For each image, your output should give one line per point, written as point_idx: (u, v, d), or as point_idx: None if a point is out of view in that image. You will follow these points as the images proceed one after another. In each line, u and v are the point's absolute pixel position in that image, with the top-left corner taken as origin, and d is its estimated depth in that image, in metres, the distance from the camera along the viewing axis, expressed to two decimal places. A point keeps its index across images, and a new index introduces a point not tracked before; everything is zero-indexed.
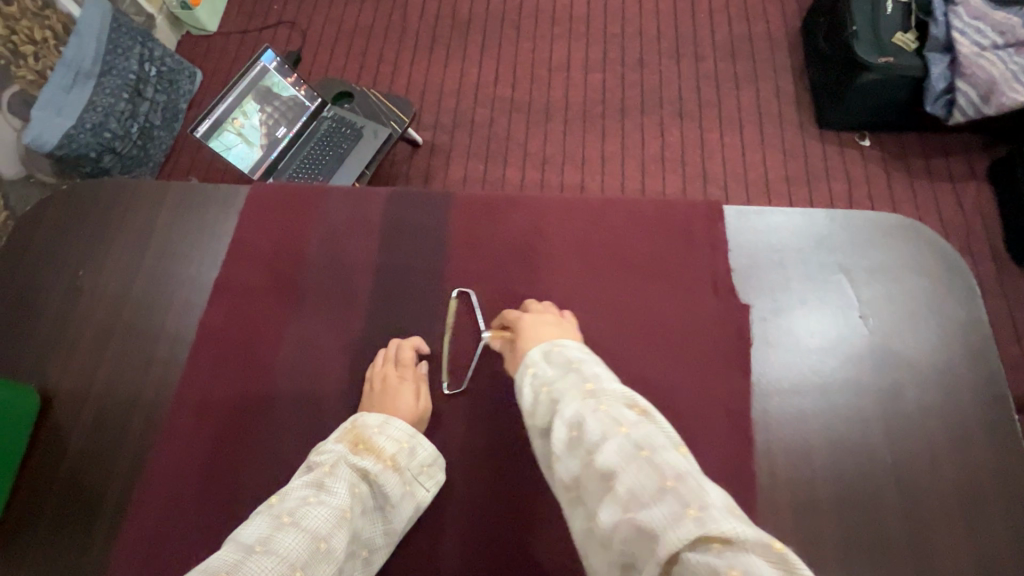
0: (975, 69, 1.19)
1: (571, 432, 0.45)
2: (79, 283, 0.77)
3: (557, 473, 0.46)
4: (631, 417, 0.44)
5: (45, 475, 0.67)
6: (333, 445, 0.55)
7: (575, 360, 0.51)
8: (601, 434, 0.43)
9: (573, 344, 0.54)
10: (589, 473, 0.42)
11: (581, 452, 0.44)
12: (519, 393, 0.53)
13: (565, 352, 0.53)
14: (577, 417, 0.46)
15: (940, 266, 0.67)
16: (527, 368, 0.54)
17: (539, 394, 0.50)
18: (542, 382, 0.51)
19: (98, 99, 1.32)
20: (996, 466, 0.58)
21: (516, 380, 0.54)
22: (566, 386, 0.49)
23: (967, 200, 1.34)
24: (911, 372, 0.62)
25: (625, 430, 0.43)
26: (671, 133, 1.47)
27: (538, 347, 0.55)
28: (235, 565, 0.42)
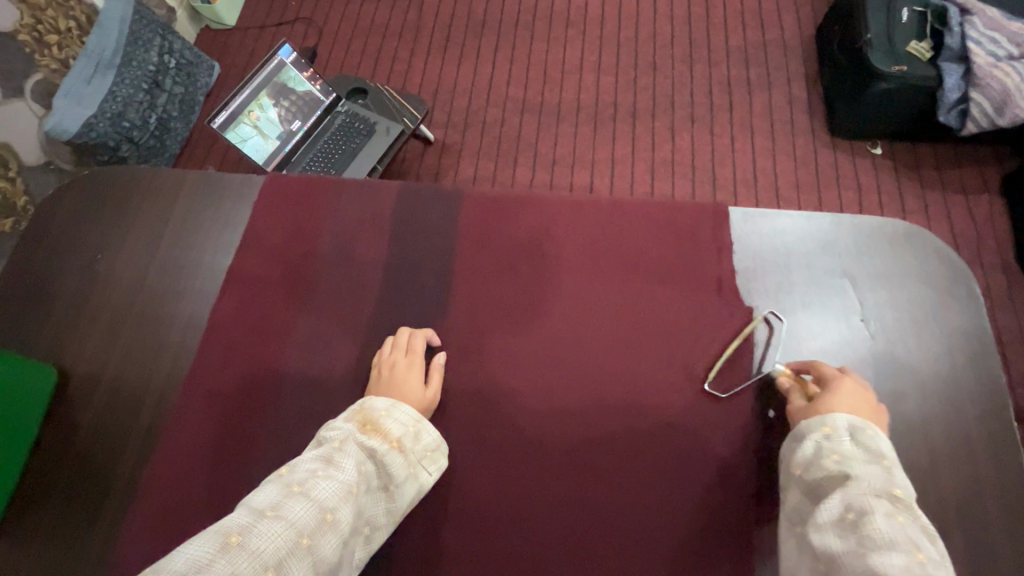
0: (989, 80, 1.19)
1: (849, 516, 0.47)
2: (97, 267, 0.79)
3: (812, 535, 0.48)
4: (927, 547, 0.44)
5: (59, 451, 0.69)
6: (341, 423, 0.57)
7: (887, 458, 0.51)
8: (893, 543, 0.44)
9: (887, 440, 0.53)
10: (856, 561, 0.44)
11: (854, 538, 0.45)
12: (801, 445, 0.54)
13: (877, 441, 0.52)
14: (867, 509, 0.46)
15: (947, 275, 0.67)
16: (824, 426, 0.54)
17: (825, 459, 0.52)
18: (836, 451, 0.52)
19: (118, 89, 1.35)
20: (995, 474, 0.58)
21: (803, 427, 0.55)
22: (868, 476, 0.49)
23: (979, 213, 1.33)
24: (913, 379, 0.63)
25: (921, 560, 0.43)
26: (681, 137, 1.47)
27: (848, 417, 0.54)
28: (247, 527, 0.45)
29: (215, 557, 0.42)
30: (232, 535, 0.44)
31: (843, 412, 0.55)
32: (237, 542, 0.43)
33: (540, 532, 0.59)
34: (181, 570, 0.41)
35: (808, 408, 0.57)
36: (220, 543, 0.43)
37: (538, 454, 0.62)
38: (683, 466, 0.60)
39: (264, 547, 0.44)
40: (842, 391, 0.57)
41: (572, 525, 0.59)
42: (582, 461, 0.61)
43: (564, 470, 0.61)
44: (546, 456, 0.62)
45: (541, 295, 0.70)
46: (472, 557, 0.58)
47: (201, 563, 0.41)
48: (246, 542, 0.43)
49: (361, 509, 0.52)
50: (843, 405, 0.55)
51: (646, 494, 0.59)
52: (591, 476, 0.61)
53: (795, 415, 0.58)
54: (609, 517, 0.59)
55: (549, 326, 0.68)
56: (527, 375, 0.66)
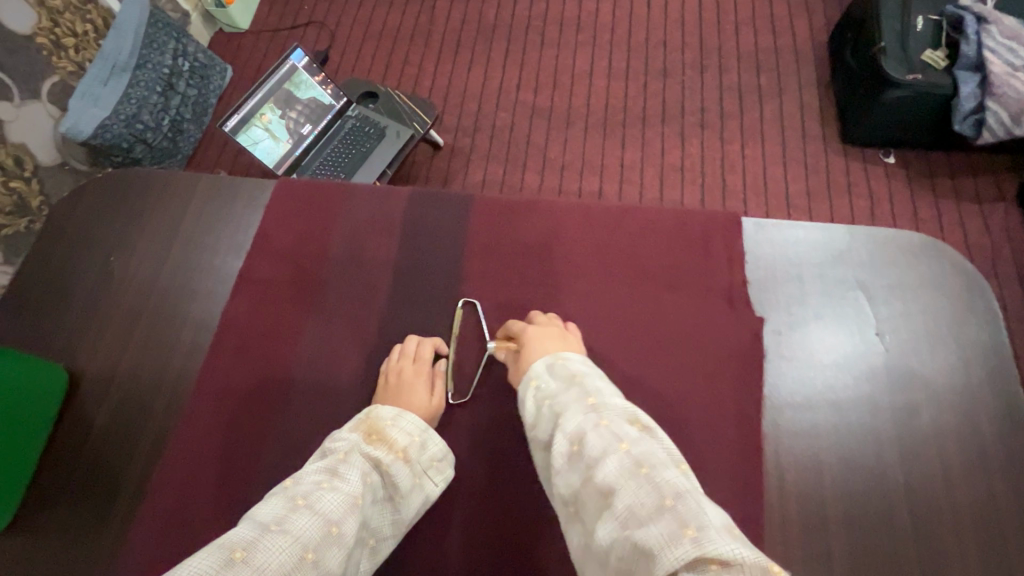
0: (1006, 89, 1.18)
1: (571, 446, 0.47)
2: (111, 268, 0.79)
3: (556, 486, 0.48)
4: (629, 434, 0.46)
5: (70, 451, 0.70)
6: (346, 434, 0.57)
7: (576, 374, 0.54)
8: (602, 450, 0.45)
9: (575, 357, 0.57)
10: (588, 488, 0.44)
11: (581, 466, 0.46)
12: (525, 406, 0.55)
13: (568, 366, 0.55)
14: (579, 434, 0.47)
15: (963, 287, 0.66)
16: (529, 380, 0.56)
17: (540, 406, 0.53)
18: (545, 394, 0.53)
19: (133, 91, 1.37)
20: (1012, 490, 0.57)
21: (519, 391, 0.57)
22: (569, 401, 0.51)
23: (994, 222, 1.31)
24: (927, 393, 0.61)
25: (625, 449, 0.45)
26: (692, 143, 1.47)
27: (541, 360, 0.57)
28: (252, 542, 0.44)
29: (219, 573, 0.41)
30: (236, 550, 0.43)
31: (536, 358, 0.58)
32: (241, 558, 0.42)
33: (549, 542, 0.58)
34: None
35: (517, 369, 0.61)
36: (224, 558, 0.42)
37: None
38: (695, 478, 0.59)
39: (269, 563, 0.43)
40: (530, 343, 0.60)
41: None
42: None
43: None
44: None
45: (551, 303, 0.69)
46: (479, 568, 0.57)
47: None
48: (251, 557, 0.43)
49: (366, 520, 0.52)
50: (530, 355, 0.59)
51: None
52: None
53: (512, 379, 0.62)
54: None
55: None
56: None
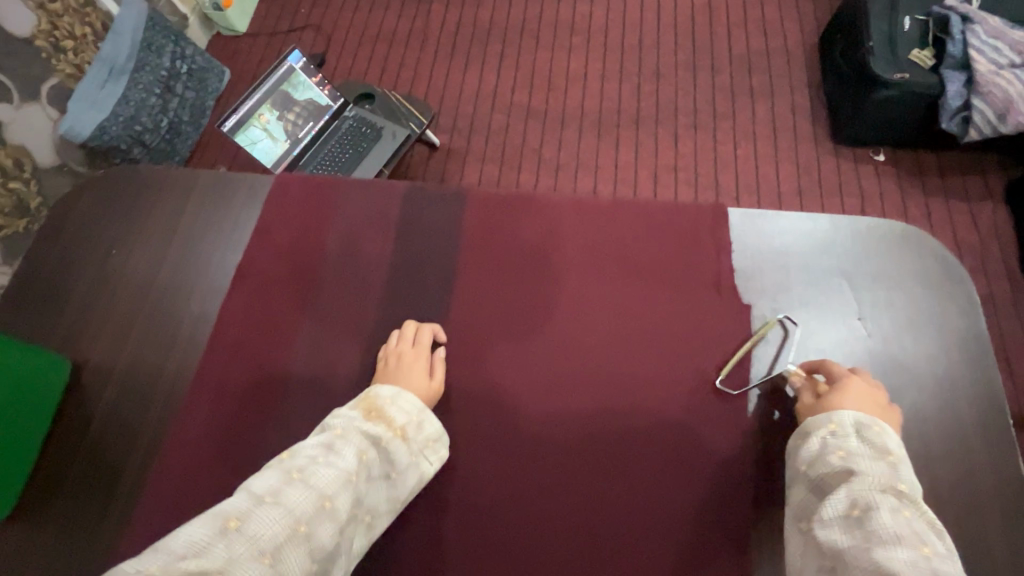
0: (991, 87, 1.20)
1: (856, 511, 0.47)
2: (111, 263, 0.80)
3: (817, 531, 0.48)
4: (933, 544, 0.44)
5: (71, 443, 0.70)
6: (346, 411, 0.58)
7: (891, 453, 0.51)
8: (899, 538, 0.44)
9: (894, 437, 0.53)
10: (861, 554, 0.44)
11: (861, 533, 0.46)
12: (807, 441, 0.55)
13: (882, 437, 0.53)
14: (873, 506, 0.47)
15: (944, 275, 0.68)
16: (830, 422, 0.55)
17: (831, 455, 0.52)
18: (843, 447, 0.52)
19: (131, 93, 1.40)
20: (993, 469, 0.59)
21: (809, 425, 0.56)
22: (872, 471, 0.50)
23: (982, 219, 1.34)
24: (909, 376, 0.63)
25: (927, 554, 0.43)
26: (684, 143, 1.49)
27: (855, 415, 0.55)
28: (246, 512, 0.46)
29: (213, 540, 0.43)
30: (230, 519, 0.45)
31: (852, 409, 0.55)
32: (236, 527, 0.44)
33: (538, 529, 0.59)
34: (180, 551, 0.42)
35: (818, 405, 0.58)
36: (219, 527, 0.44)
37: (539, 446, 0.63)
38: (682, 464, 0.61)
39: (262, 532, 0.45)
40: (851, 391, 0.57)
41: (567, 515, 0.60)
42: (581, 458, 0.62)
43: (562, 467, 0.62)
44: (544, 448, 0.63)
45: (545, 294, 0.71)
46: (470, 544, 0.59)
47: (199, 545, 0.43)
48: (244, 527, 0.44)
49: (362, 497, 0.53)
50: (852, 403, 0.56)
51: (643, 489, 0.60)
52: (588, 469, 0.62)
53: (803, 413, 0.58)
54: (607, 514, 0.60)
55: (553, 324, 0.69)
56: (529, 371, 0.67)
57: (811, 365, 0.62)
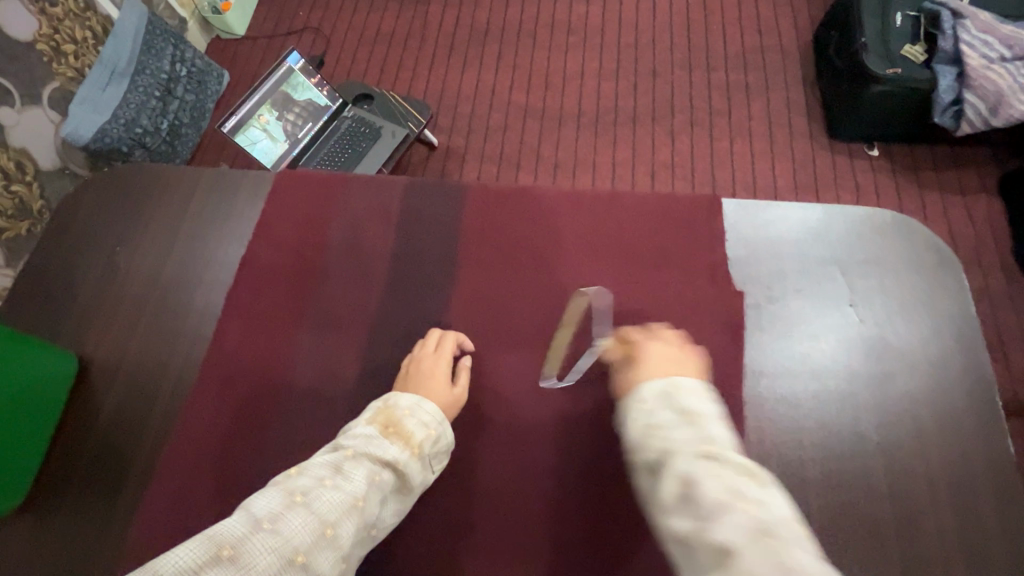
0: (982, 81, 1.22)
1: (681, 490, 0.44)
2: (117, 260, 0.82)
3: (662, 524, 0.45)
4: (756, 495, 0.42)
5: (79, 436, 0.72)
6: (362, 428, 0.58)
7: (694, 413, 0.50)
8: (722, 505, 0.41)
9: (695, 388, 0.52)
10: (699, 538, 0.41)
11: (692, 514, 0.42)
12: (629, 428, 0.52)
13: (686, 399, 0.51)
14: (692, 476, 0.44)
15: (934, 262, 0.69)
16: (638, 403, 0.53)
17: (649, 435, 0.50)
18: (656, 424, 0.50)
19: (131, 96, 1.40)
20: (983, 448, 0.60)
21: (625, 409, 0.54)
22: (683, 440, 0.47)
23: (976, 212, 1.35)
24: (900, 359, 0.64)
25: (749, 511, 0.40)
26: (681, 140, 1.51)
27: (654, 383, 0.53)
28: (241, 540, 0.46)
29: (203, 568, 0.43)
30: (223, 547, 0.45)
31: (653, 377, 0.54)
32: (228, 556, 0.44)
33: (540, 510, 0.61)
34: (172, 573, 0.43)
35: (627, 380, 0.57)
36: (211, 554, 0.44)
37: (540, 430, 0.65)
38: None
39: (254, 563, 0.44)
40: (649, 357, 0.57)
41: (570, 497, 0.61)
42: (581, 440, 0.64)
43: (563, 450, 0.64)
44: (545, 433, 0.65)
45: (544, 285, 0.72)
46: (476, 526, 0.61)
47: (189, 571, 0.43)
48: (238, 556, 0.44)
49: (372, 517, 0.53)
50: (650, 368, 0.55)
51: None
52: (589, 450, 0.63)
53: (619, 390, 0.58)
54: (605, 493, 0.61)
55: (552, 313, 0.70)
56: (529, 359, 0.68)
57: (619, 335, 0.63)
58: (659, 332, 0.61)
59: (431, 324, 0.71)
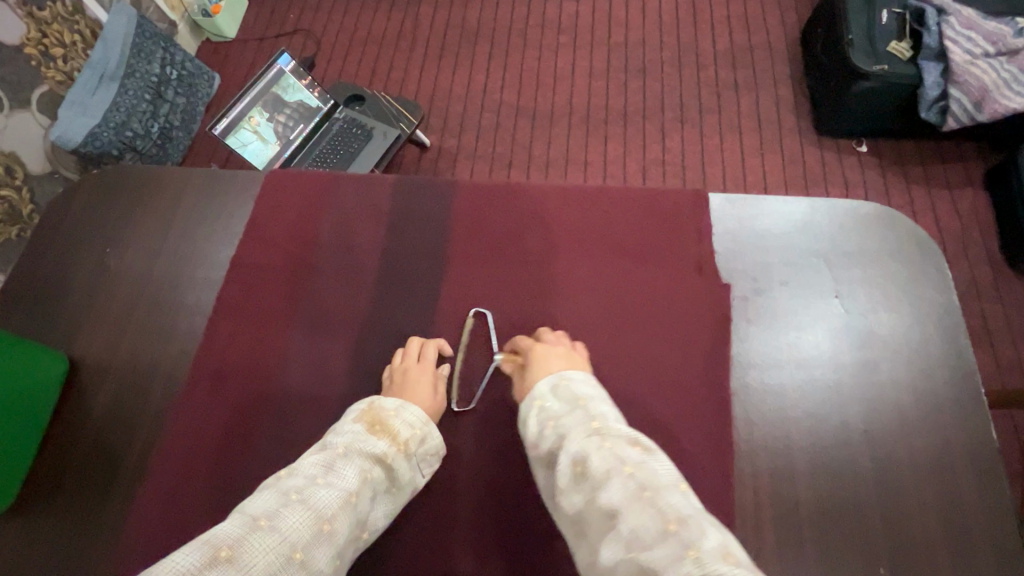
0: (967, 77, 1.23)
1: (575, 469, 0.49)
2: (107, 260, 0.82)
3: (562, 506, 0.49)
4: (635, 457, 0.47)
5: (69, 437, 0.71)
6: (350, 426, 0.59)
7: (581, 398, 0.55)
8: (607, 473, 0.46)
9: (580, 377, 0.58)
10: (591, 508, 0.45)
11: (585, 488, 0.47)
12: (527, 425, 0.56)
13: (573, 388, 0.56)
14: (581, 456, 0.49)
15: (917, 253, 0.70)
16: (533, 401, 0.57)
17: (545, 428, 0.54)
18: (549, 415, 0.55)
19: (122, 99, 1.39)
20: (965, 435, 0.61)
21: (523, 409, 0.58)
22: (573, 424, 0.52)
23: (963, 205, 1.37)
24: (885, 348, 0.65)
25: (629, 472, 0.46)
26: (671, 138, 1.52)
27: (545, 380, 0.58)
28: (238, 540, 0.45)
29: (203, 571, 0.42)
30: (221, 548, 0.44)
31: (541, 376, 0.59)
32: (227, 557, 0.43)
33: (532, 501, 0.61)
34: None
35: (523, 385, 0.61)
36: (209, 556, 0.43)
37: None
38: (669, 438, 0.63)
39: (253, 563, 0.44)
40: (537, 357, 0.61)
41: None
42: None
43: None
44: None
45: (534, 281, 0.73)
46: (467, 520, 0.61)
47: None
48: (236, 558, 0.43)
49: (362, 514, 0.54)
50: (539, 368, 0.60)
51: None
52: None
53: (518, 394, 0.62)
54: None
55: (542, 307, 0.71)
56: None
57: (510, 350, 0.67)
58: (544, 337, 0.65)
59: (421, 320, 0.72)
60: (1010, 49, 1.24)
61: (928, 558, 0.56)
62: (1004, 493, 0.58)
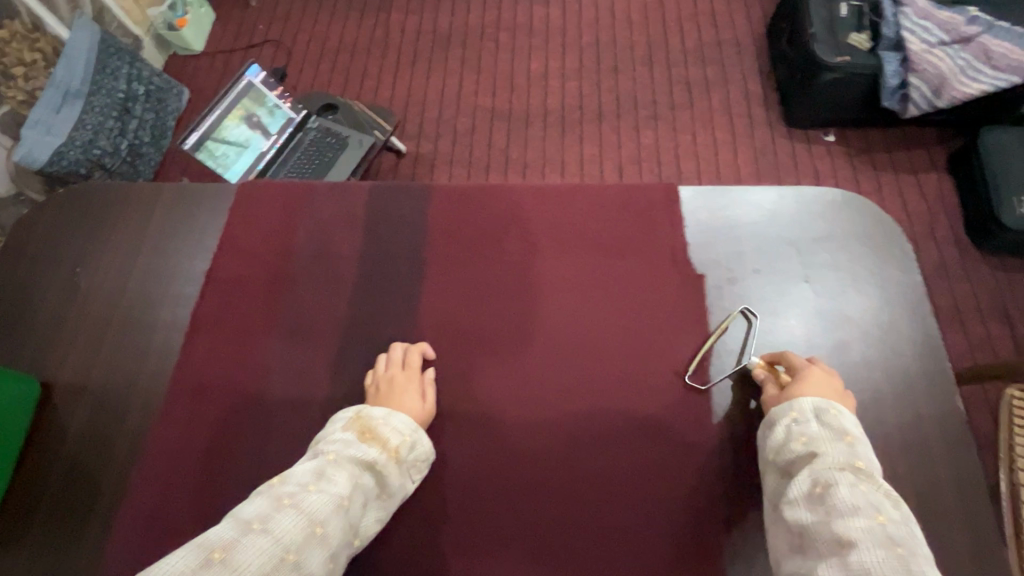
0: (924, 65, 1.28)
1: (816, 488, 0.50)
2: (78, 280, 0.80)
3: (785, 513, 0.51)
4: (891, 513, 0.47)
5: (46, 461, 0.70)
6: (340, 434, 0.59)
7: (850, 435, 0.54)
8: (855, 508, 0.47)
9: (852, 418, 0.56)
10: (824, 529, 0.47)
11: (822, 509, 0.49)
12: (773, 429, 0.58)
13: (842, 421, 0.55)
14: (832, 482, 0.50)
15: (881, 235, 0.72)
16: (792, 411, 0.57)
17: (794, 440, 0.55)
18: (804, 432, 0.55)
19: (88, 117, 1.36)
20: (935, 409, 0.63)
21: (774, 414, 0.59)
22: (831, 452, 0.53)
23: (929, 189, 1.41)
24: (855, 329, 0.67)
25: (881, 522, 0.46)
26: (646, 135, 1.54)
27: (814, 400, 0.57)
28: (231, 543, 0.45)
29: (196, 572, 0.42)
30: (215, 551, 0.44)
31: (809, 394, 0.58)
32: (220, 559, 0.43)
33: (523, 495, 0.62)
34: None
35: (779, 395, 0.60)
36: (202, 558, 0.43)
37: (513, 423, 0.65)
38: (653, 428, 0.64)
39: (246, 564, 0.44)
40: (810, 378, 0.60)
41: (549, 485, 0.62)
42: (554, 429, 0.65)
43: (539, 437, 0.64)
44: (518, 425, 0.65)
45: (513, 281, 0.73)
46: (458, 523, 0.61)
47: None
48: (229, 558, 0.44)
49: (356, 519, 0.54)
50: (809, 388, 0.59)
51: (614, 452, 0.63)
52: (565, 438, 0.64)
53: (767, 401, 0.61)
54: (582, 479, 0.62)
55: (523, 305, 0.71)
56: (499, 354, 0.69)
57: (772, 357, 0.65)
58: (816, 360, 0.63)
59: (402, 325, 0.72)
60: (964, 36, 1.29)
61: None
62: (974, 462, 0.60)
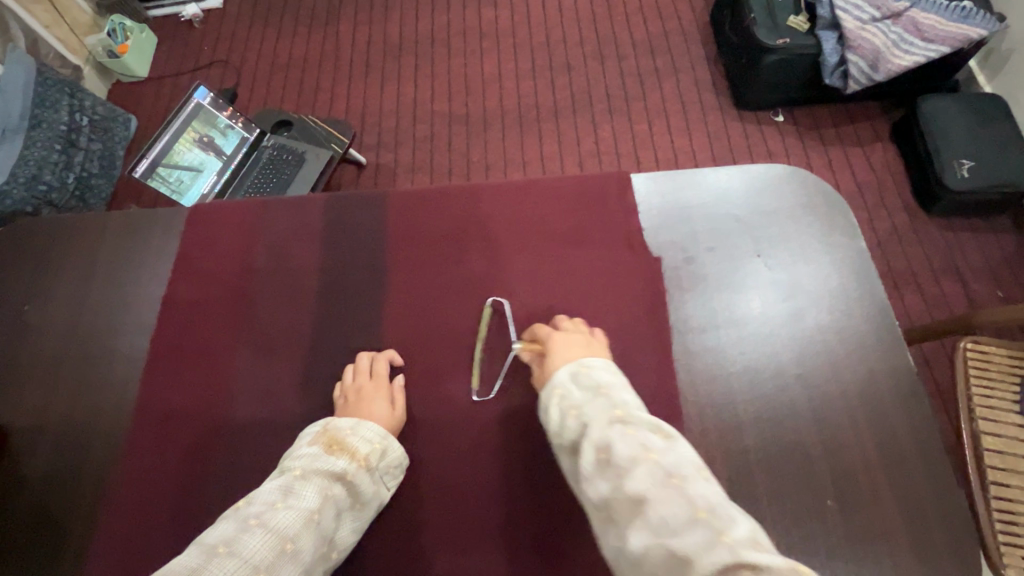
0: (860, 41, 1.32)
1: (598, 455, 0.48)
2: (28, 319, 0.77)
3: (587, 494, 0.48)
4: (659, 444, 0.47)
5: (8, 510, 0.67)
6: (306, 449, 0.58)
7: (603, 385, 0.55)
8: (632, 460, 0.46)
9: (601, 365, 0.58)
10: (617, 495, 0.45)
11: (609, 474, 0.47)
12: (548, 417, 0.56)
13: (593, 376, 0.56)
14: (606, 442, 0.49)
15: (824, 204, 0.75)
16: (553, 389, 0.57)
17: (567, 417, 0.54)
18: (571, 404, 0.54)
19: (30, 152, 1.30)
20: (887, 364, 0.66)
21: (543, 401, 0.58)
22: (594, 411, 0.52)
23: (875, 159, 1.47)
24: (807, 296, 0.70)
25: (654, 458, 0.46)
26: (603, 128, 1.56)
27: (565, 368, 0.58)
28: (197, 569, 0.44)
29: None
30: None
31: (562, 364, 0.59)
32: None
33: (500, 489, 0.62)
34: None
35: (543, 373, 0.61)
36: None
37: (486, 419, 0.66)
38: None
39: None
40: (558, 345, 0.61)
41: (524, 476, 0.63)
42: (527, 422, 0.65)
43: (514, 431, 0.65)
44: (491, 421, 0.66)
45: (476, 280, 0.73)
46: (439, 523, 0.61)
47: None
48: None
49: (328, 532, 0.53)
50: (559, 356, 0.60)
51: None
52: (539, 428, 0.65)
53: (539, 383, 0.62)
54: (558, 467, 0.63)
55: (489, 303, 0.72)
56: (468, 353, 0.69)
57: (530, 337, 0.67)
58: (564, 324, 0.66)
59: (369, 334, 0.71)
60: (893, 12, 1.34)
61: (868, 481, 0.60)
62: (926, 411, 0.63)
